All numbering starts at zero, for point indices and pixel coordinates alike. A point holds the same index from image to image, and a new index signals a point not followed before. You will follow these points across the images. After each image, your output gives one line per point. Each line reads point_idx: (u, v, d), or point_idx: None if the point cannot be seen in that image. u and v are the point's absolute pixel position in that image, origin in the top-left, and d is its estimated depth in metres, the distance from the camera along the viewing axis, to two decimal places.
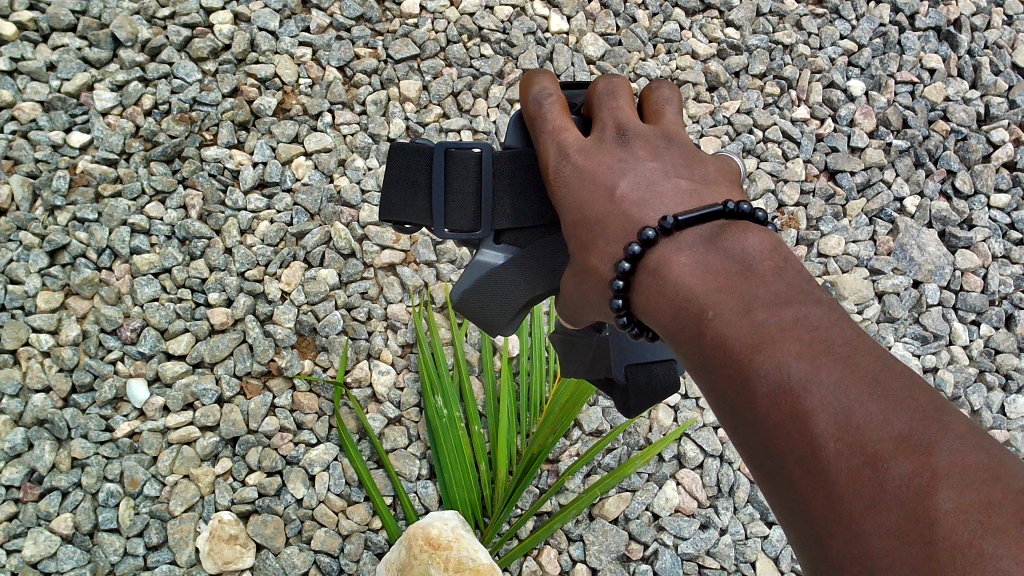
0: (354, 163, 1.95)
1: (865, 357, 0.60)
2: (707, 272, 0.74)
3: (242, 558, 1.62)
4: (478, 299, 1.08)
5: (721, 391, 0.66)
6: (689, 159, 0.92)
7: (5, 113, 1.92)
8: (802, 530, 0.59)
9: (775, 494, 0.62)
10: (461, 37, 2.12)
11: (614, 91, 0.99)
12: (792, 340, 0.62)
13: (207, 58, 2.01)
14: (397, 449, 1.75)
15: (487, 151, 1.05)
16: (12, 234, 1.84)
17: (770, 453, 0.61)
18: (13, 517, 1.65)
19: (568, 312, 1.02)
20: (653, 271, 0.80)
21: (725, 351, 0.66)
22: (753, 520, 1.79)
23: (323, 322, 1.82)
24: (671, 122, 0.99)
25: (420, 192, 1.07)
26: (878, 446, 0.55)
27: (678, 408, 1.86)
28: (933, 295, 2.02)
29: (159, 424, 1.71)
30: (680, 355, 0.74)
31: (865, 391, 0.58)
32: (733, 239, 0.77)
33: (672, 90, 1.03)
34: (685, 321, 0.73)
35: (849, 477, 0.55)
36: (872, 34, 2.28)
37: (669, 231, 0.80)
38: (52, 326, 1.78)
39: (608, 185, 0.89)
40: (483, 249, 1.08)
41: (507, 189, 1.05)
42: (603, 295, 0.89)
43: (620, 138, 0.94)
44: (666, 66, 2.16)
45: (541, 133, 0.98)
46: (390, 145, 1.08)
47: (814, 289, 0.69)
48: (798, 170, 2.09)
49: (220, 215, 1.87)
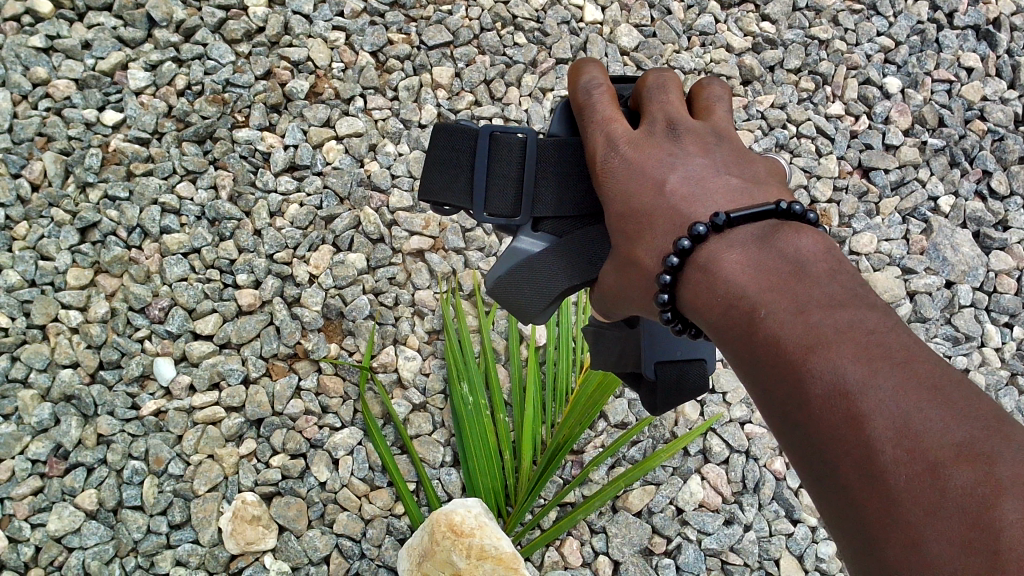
0: (385, 148, 1.95)
1: (924, 363, 0.61)
2: (758, 270, 0.74)
3: (264, 539, 1.61)
4: (513, 286, 1.07)
5: (771, 392, 0.67)
6: (739, 157, 0.91)
7: (39, 90, 1.93)
8: (853, 534, 0.60)
9: (825, 496, 0.62)
10: (495, 25, 2.11)
11: (664, 85, 0.98)
12: (848, 343, 0.63)
13: (240, 41, 2.02)
14: (421, 435, 1.74)
15: (530, 137, 1.05)
16: (44, 210, 1.85)
17: (822, 455, 0.62)
18: (38, 492, 1.66)
19: (605, 304, 1.01)
20: (701, 266, 0.79)
21: (778, 350, 0.66)
22: (778, 518, 1.77)
23: (350, 306, 1.81)
24: (722, 119, 0.97)
25: (462, 173, 1.07)
26: (938, 452, 0.56)
27: (704, 403, 1.85)
28: (965, 296, 2.00)
29: (185, 403, 1.71)
30: (726, 353, 0.74)
31: (924, 398, 0.58)
32: (785, 238, 0.77)
33: (724, 88, 1.02)
34: (733, 318, 0.73)
35: (907, 483, 0.56)
36: (910, 31, 2.25)
37: (721, 227, 0.79)
38: (81, 303, 1.78)
39: (657, 178, 0.88)
40: (521, 236, 1.07)
41: (549, 178, 1.05)
42: (646, 289, 0.88)
43: (670, 132, 0.93)
44: (700, 59, 2.15)
45: (590, 124, 0.98)
46: (434, 124, 1.08)
47: (867, 292, 0.70)
48: (830, 166, 2.07)
49: (250, 197, 1.87)
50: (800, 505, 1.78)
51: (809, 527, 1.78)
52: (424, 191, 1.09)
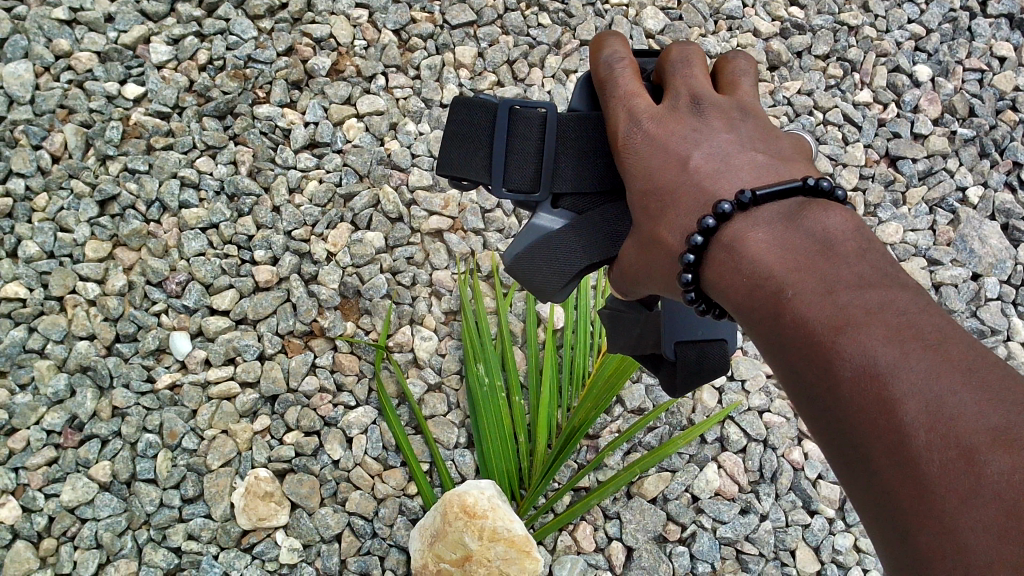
0: (406, 127, 1.94)
1: (957, 345, 0.59)
2: (786, 250, 0.72)
3: (276, 516, 1.61)
4: (532, 264, 1.05)
5: (800, 374, 0.65)
6: (766, 133, 0.89)
7: (62, 63, 1.93)
8: (886, 523, 0.58)
9: (855, 482, 0.61)
10: (519, 5, 2.09)
11: (688, 58, 0.95)
12: (878, 324, 0.61)
13: (262, 16, 2.01)
14: (436, 415, 1.73)
15: (552, 112, 1.03)
16: (64, 182, 1.85)
17: (853, 442, 0.60)
18: (53, 462, 1.66)
19: (624, 282, 0.99)
20: (726, 246, 0.77)
21: (806, 331, 0.64)
22: (795, 509, 1.75)
23: (367, 285, 1.80)
24: (747, 93, 0.95)
25: (481, 149, 1.05)
26: (972, 437, 0.54)
27: (723, 390, 1.83)
28: (992, 288, 1.96)
29: (200, 377, 1.71)
30: (753, 336, 0.72)
31: (957, 380, 0.56)
32: (813, 217, 0.74)
33: (750, 61, 0.99)
34: (759, 298, 0.71)
35: (941, 470, 0.54)
36: (941, 19, 2.22)
37: (746, 206, 0.77)
38: (99, 275, 1.78)
39: (681, 154, 0.87)
40: (540, 213, 1.05)
41: (569, 151, 1.03)
42: (669, 269, 0.86)
43: (694, 107, 0.91)
44: (726, 44, 2.13)
45: (611, 98, 0.96)
46: (453, 99, 1.06)
47: (898, 272, 0.67)
48: (857, 154, 2.04)
49: (269, 173, 1.86)
50: (817, 496, 1.76)
51: (827, 519, 1.75)
52: (442, 166, 1.07)
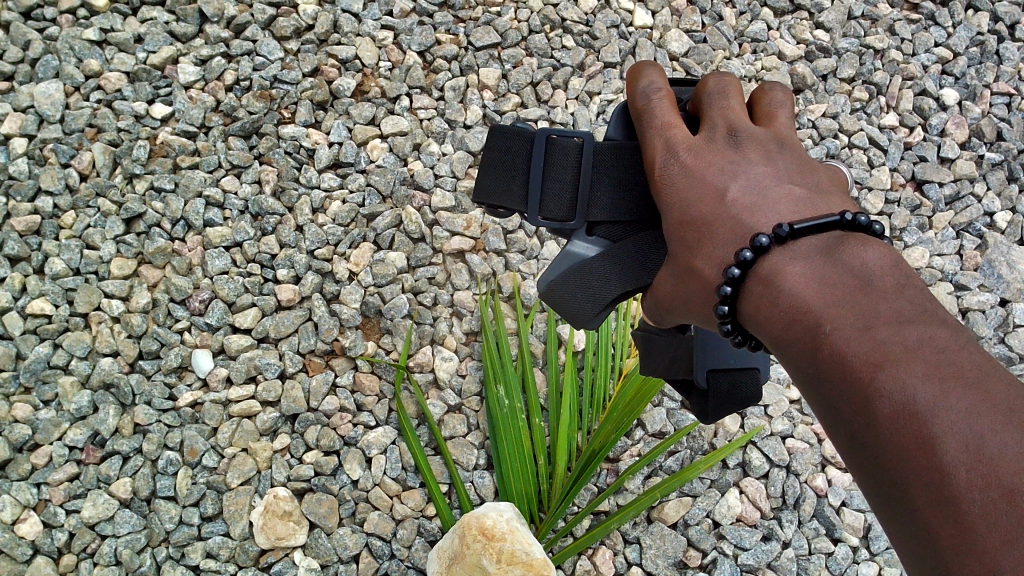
0: (429, 148, 1.95)
1: (998, 383, 0.58)
2: (823, 283, 0.71)
3: (295, 535, 1.61)
4: (566, 290, 1.05)
5: (839, 411, 0.64)
6: (803, 165, 0.87)
7: (91, 82, 1.95)
8: (926, 563, 0.56)
9: (894, 520, 0.59)
10: (543, 28, 2.10)
11: (725, 90, 0.94)
12: (918, 360, 0.59)
13: (290, 38, 2.03)
14: (456, 437, 1.72)
15: (588, 140, 1.02)
16: (91, 200, 1.87)
17: (891, 478, 0.59)
18: (75, 478, 1.67)
19: (657, 310, 0.97)
20: (764, 278, 0.76)
21: (844, 366, 0.63)
22: (818, 536, 1.72)
23: (389, 304, 1.80)
24: (784, 126, 0.94)
25: (517, 176, 1.05)
26: (1014, 478, 0.52)
27: (745, 415, 1.81)
28: (1020, 315, 1.94)
29: (221, 396, 1.71)
30: (790, 369, 0.71)
31: (998, 420, 0.55)
32: (850, 250, 0.73)
33: (786, 93, 0.98)
34: (797, 332, 0.70)
35: (981, 509, 0.53)
36: (969, 43, 2.21)
37: (784, 239, 0.76)
38: (124, 293, 1.79)
39: (718, 186, 0.86)
40: (576, 240, 1.05)
41: (605, 181, 1.02)
42: (705, 301, 0.85)
43: (731, 139, 0.90)
44: (751, 66, 2.12)
45: (648, 129, 0.95)
46: (490, 127, 1.07)
47: (938, 307, 0.66)
48: (882, 178, 2.03)
49: (293, 193, 1.87)
50: (841, 524, 1.73)
51: (851, 547, 1.72)
52: (478, 194, 1.08)
